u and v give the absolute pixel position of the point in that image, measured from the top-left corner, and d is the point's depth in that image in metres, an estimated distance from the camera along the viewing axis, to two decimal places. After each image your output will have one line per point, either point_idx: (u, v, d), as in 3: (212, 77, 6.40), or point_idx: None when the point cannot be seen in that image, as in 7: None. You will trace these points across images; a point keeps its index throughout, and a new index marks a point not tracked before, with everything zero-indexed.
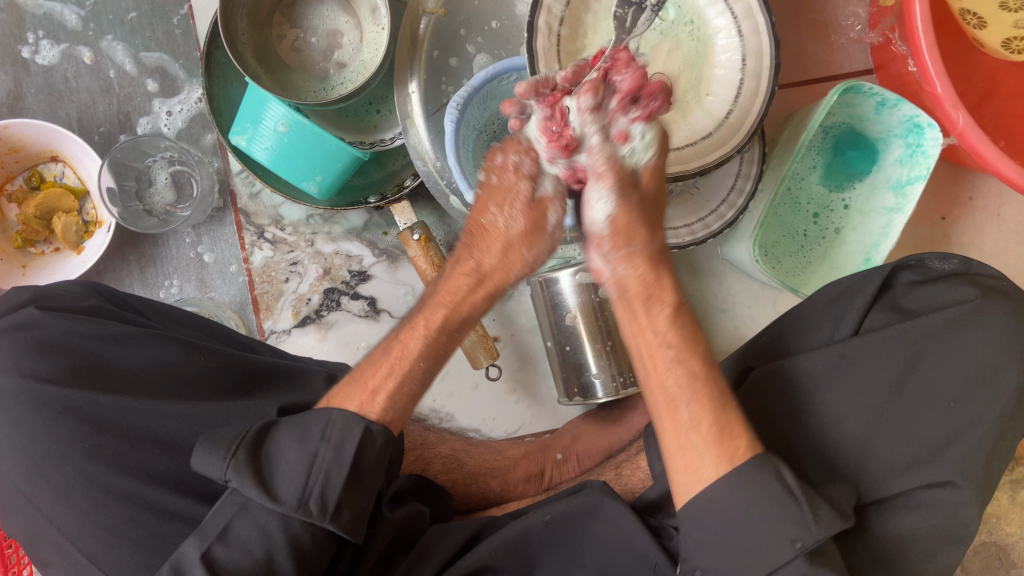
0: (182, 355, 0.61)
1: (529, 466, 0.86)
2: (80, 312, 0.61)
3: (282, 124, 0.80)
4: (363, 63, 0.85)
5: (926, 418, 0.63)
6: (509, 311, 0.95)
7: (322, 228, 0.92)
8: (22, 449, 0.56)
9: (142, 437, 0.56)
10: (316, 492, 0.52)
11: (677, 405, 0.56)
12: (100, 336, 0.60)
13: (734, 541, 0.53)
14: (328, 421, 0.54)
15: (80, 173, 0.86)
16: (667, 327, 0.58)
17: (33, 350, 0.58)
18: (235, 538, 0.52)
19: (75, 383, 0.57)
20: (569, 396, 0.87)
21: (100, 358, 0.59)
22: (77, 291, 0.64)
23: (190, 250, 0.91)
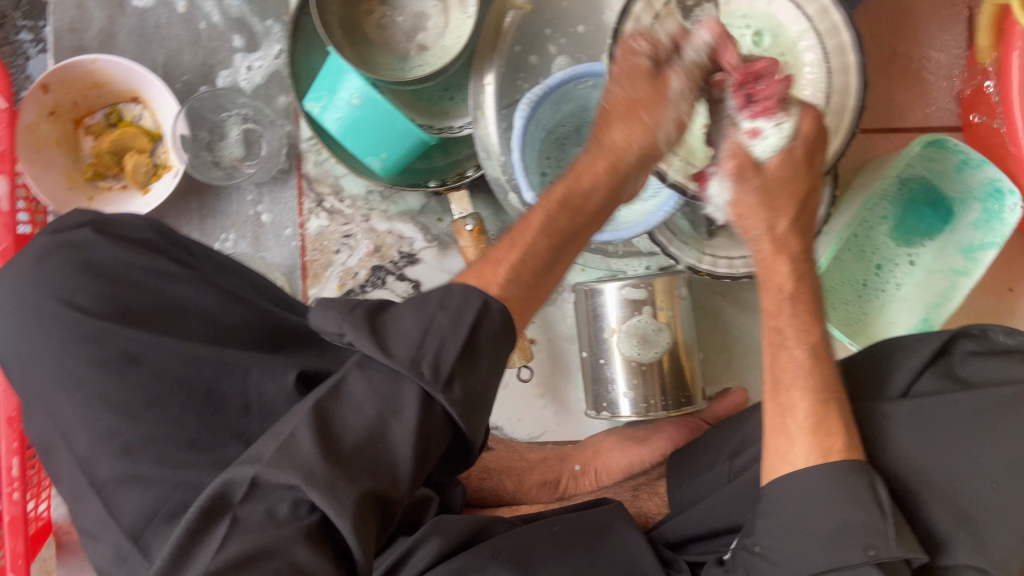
0: (221, 304, 0.62)
1: (544, 472, 0.86)
2: (134, 244, 0.63)
3: (356, 97, 0.80)
4: (444, 49, 0.84)
5: (969, 498, 0.58)
6: (550, 316, 0.94)
7: (379, 205, 0.93)
8: (50, 365, 0.57)
9: (167, 373, 0.57)
10: (429, 355, 0.47)
11: (788, 387, 0.61)
12: (147, 270, 0.61)
13: (804, 529, 0.56)
14: (447, 294, 0.50)
15: (157, 117, 0.88)
16: (793, 310, 0.64)
17: (84, 272, 0.60)
18: (355, 396, 0.48)
19: (111, 314, 0.58)
20: (597, 410, 0.85)
21: (143, 291, 0.60)
22: (137, 222, 0.65)
23: (250, 208, 0.92)
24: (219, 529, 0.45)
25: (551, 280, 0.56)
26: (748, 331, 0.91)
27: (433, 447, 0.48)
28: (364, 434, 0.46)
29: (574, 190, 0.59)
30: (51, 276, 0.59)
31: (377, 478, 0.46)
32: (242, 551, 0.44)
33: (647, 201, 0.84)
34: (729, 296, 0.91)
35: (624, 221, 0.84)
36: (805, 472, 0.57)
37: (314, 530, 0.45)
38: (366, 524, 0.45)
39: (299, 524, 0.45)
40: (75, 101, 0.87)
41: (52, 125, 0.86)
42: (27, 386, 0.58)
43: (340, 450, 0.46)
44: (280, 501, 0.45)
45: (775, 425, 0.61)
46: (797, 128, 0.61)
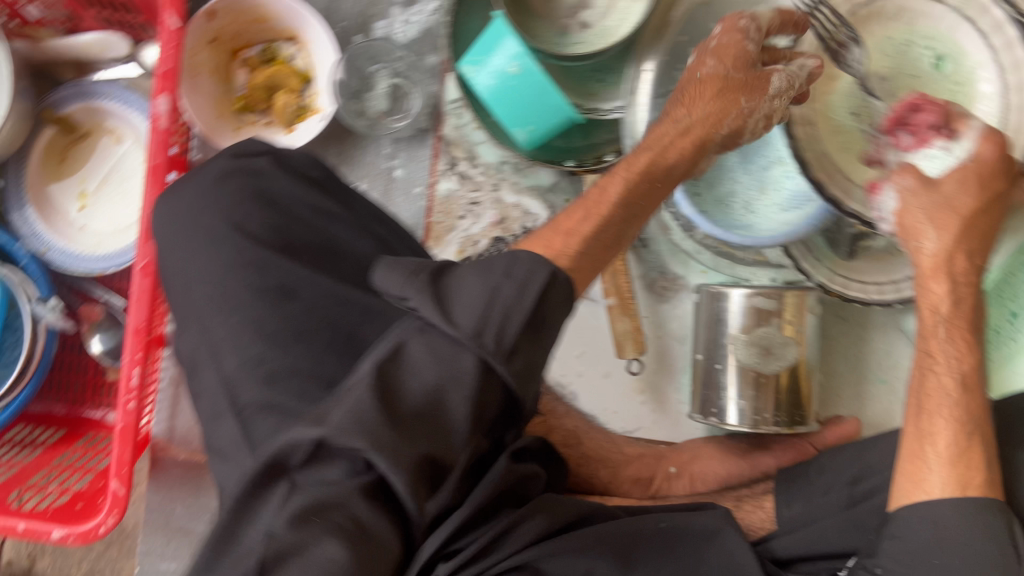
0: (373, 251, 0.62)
1: (640, 469, 0.85)
2: (305, 179, 0.64)
3: (514, 65, 0.81)
4: (607, 29, 0.84)
5: None
6: (662, 313, 0.92)
7: (511, 176, 0.92)
8: (214, 283, 0.59)
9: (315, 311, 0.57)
10: (493, 323, 0.45)
11: (931, 417, 0.62)
12: (315, 208, 0.62)
13: (931, 557, 0.56)
14: (512, 263, 0.48)
15: (312, 60, 0.89)
16: (947, 346, 0.66)
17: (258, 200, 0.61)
18: (414, 362, 0.45)
19: (273, 245, 0.59)
20: (704, 415, 0.84)
21: (305, 227, 0.61)
22: (308, 159, 0.67)
23: (384, 161, 0.93)
24: (277, 492, 0.44)
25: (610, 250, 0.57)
26: (864, 353, 0.91)
27: (487, 412, 0.46)
28: (423, 400, 0.44)
29: (656, 171, 0.62)
30: (226, 198, 0.61)
31: (433, 443, 0.44)
32: (302, 504, 0.43)
33: (789, 211, 0.82)
34: (853, 321, 0.91)
35: (762, 231, 0.83)
36: (939, 502, 0.57)
37: (364, 492, 0.43)
38: (412, 487, 0.43)
39: (356, 483, 0.43)
40: (236, 33, 0.88)
41: (211, 54, 0.87)
42: (186, 300, 0.60)
43: (398, 416, 0.43)
44: (335, 466, 0.44)
45: (912, 449, 0.62)
46: (970, 151, 0.64)
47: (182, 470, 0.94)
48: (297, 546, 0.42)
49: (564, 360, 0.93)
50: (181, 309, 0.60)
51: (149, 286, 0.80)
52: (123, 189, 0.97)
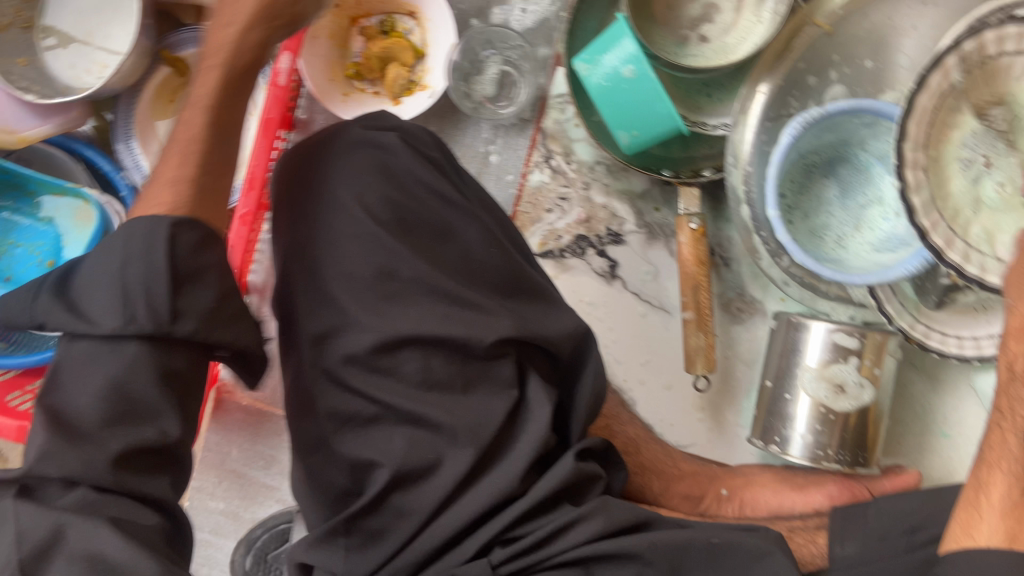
0: (481, 242, 0.63)
1: (692, 486, 0.84)
2: (425, 160, 0.64)
3: (628, 69, 0.81)
4: (726, 46, 0.84)
5: None
6: (733, 335, 0.92)
7: (603, 177, 0.92)
8: (323, 245, 0.60)
9: (423, 291, 0.59)
10: (118, 326, 0.51)
11: (998, 477, 0.57)
12: (430, 188, 0.63)
13: None
14: (148, 227, 0.53)
15: (427, 36, 0.90)
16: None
17: (378, 172, 0.62)
18: (69, 387, 0.51)
19: (384, 222, 0.60)
20: (764, 442, 0.85)
21: (416, 210, 0.62)
22: (426, 138, 0.66)
23: (481, 144, 0.94)
24: (4, 499, 0.47)
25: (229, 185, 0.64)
26: (932, 407, 0.90)
27: (151, 401, 0.51)
28: (96, 411, 0.50)
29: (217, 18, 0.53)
30: (348, 166, 0.62)
31: (138, 438, 0.50)
32: (21, 528, 0.46)
33: (882, 252, 0.82)
34: (925, 371, 0.90)
35: (852, 266, 0.82)
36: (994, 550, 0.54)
37: (109, 503, 0.48)
38: (128, 468, 0.50)
39: (64, 490, 0.48)
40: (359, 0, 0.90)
41: (332, 19, 0.89)
42: (296, 256, 0.61)
43: (85, 427, 0.49)
44: (48, 483, 0.49)
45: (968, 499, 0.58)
46: None
47: (243, 415, 0.97)
48: (37, 558, 0.45)
49: (628, 366, 0.93)
50: (286, 264, 0.62)
51: (245, 237, 0.84)
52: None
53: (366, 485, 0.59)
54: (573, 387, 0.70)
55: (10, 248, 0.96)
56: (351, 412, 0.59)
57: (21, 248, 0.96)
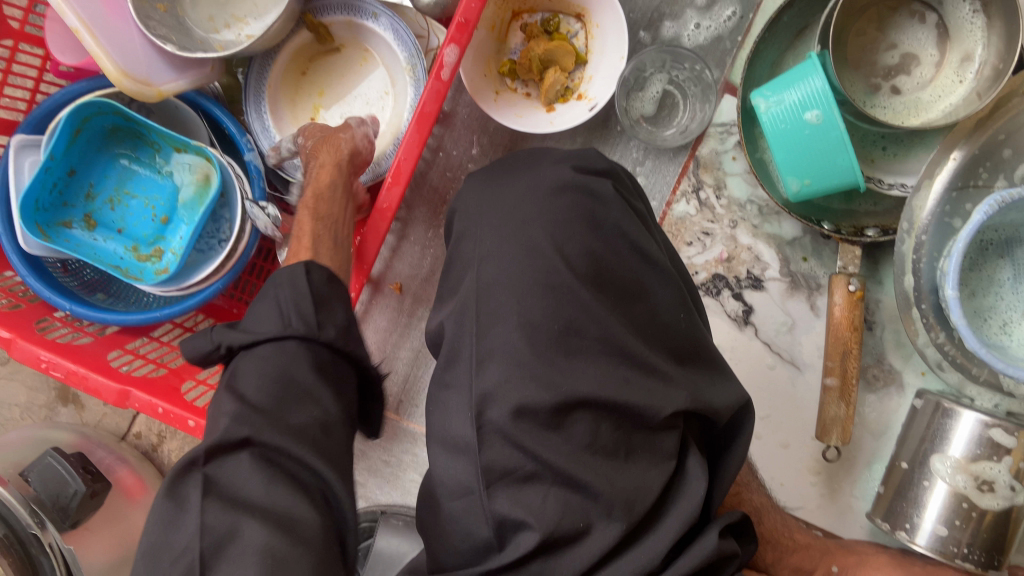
0: (671, 303, 0.59)
1: (804, 560, 0.80)
2: (630, 207, 0.61)
3: (813, 115, 0.75)
4: (918, 102, 0.80)
5: None
6: (864, 403, 0.88)
7: (753, 218, 0.88)
8: (501, 281, 0.56)
9: (609, 352, 0.55)
10: (297, 316, 0.59)
11: None
12: (627, 240, 0.58)
13: None
14: (290, 278, 0.63)
15: (593, 43, 0.86)
16: None
17: (579, 217, 0.58)
18: (245, 375, 0.57)
19: (577, 270, 0.56)
20: (890, 527, 0.80)
21: (607, 261, 0.57)
22: (632, 186, 0.65)
23: (629, 165, 0.89)
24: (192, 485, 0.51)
25: (338, 234, 0.76)
26: None
27: (312, 391, 0.57)
28: (265, 399, 0.55)
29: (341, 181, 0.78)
30: (547, 203, 0.58)
31: (255, 388, 0.55)
32: (208, 520, 0.48)
33: None
34: None
35: (1016, 357, 0.76)
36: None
37: (280, 491, 0.51)
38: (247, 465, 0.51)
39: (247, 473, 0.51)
40: None
41: (496, 11, 0.85)
42: (474, 291, 0.57)
43: (260, 404, 0.55)
44: (230, 472, 0.51)
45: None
46: None
47: None
48: (216, 548, 0.47)
49: None
50: (461, 292, 0.58)
51: (381, 231, 0.79)
52: (365, 114, 0.95)
53: (507, 546, 0.55)
54: (722, 457, 0.65)
55: (125, 198, 0.90)
56: (506, 467, 0.55)
57: (137, 200, 0.90)
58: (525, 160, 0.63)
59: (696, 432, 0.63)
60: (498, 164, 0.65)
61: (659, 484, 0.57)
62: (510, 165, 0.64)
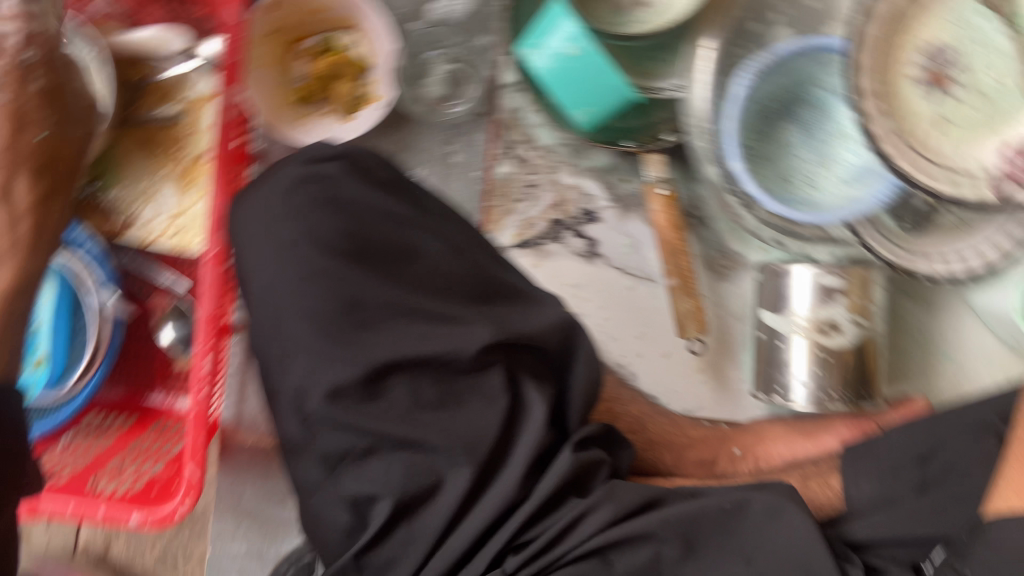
0: (445, 253, 0.65)
1: (703, 451, 0.86)
2: (378, 181, 0.66)
3: (571, 47, 0.79)
4: (667, 7, 0.83)
5: None
6: (722, 293, 0.92)
7: (568, 159, 0.92)
8: (282, 285, 0.61)
9: (396, 313, 0.61)
10: None
11: None
12: (387, 212, 0.65)
13: None
14: None
15: (367, 48, 0.90)
16: None
17: (327, 205, 0.63)
18: None
19: (339, 252, 0.61)
20: (766, 394, 0.85)
21: (371, 235, 0.64)
22: (378, 160, 0.68)
23: (439, 148, 0.92)
24: None
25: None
26: (928, 331, 0.90)
27: None
28: None
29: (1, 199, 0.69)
30: (296, 203, 0.63)
31: None
32: None
33: (853, 185, 0.81)
34: (917, 297, 0.90)
35: (827, 205, 0.82)
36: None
37: None
38: None
39: None
40: (297, 23, 0.89)
41: (269, 46, 0.88)
42: (265, 299, 0.62)
43: None
44: None
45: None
46: None
47: (253, 454, 0.97)
48: None
49: (624, 340, 0.94)
50: (261, 306, 0.62)
51: (221, 276, 0.83)
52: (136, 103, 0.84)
53: (368, 518, 0.59)
54: (566, 378, 0.72)
55: None
56: (342, 448, 0.59)
57: None
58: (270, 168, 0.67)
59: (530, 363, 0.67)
60: (257, 177, 0.68)
61: (495, 422, 0.61)
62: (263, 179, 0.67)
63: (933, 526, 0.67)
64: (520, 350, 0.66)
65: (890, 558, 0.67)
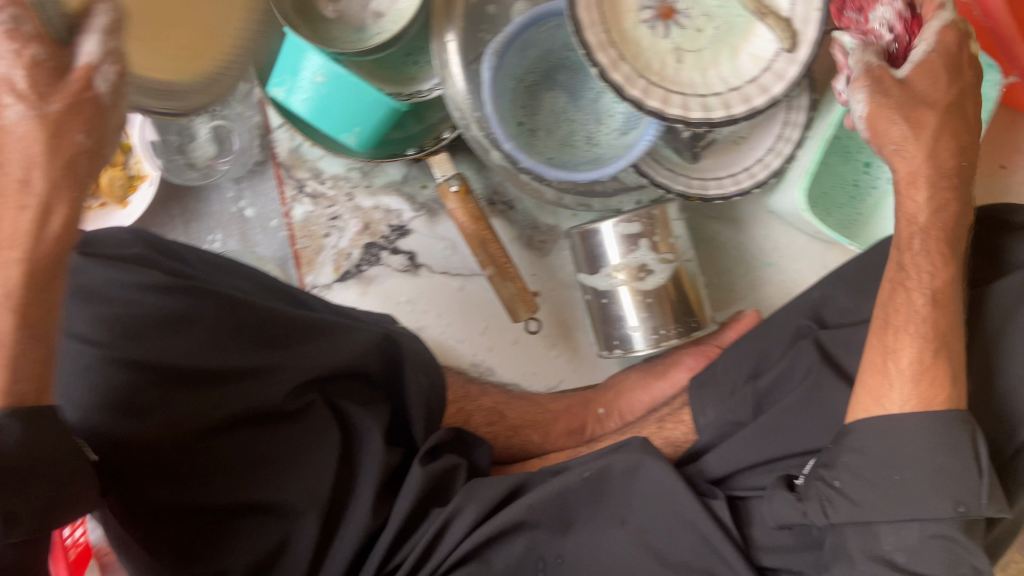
0: (219, 309, 0.63)
1: (570, 420, 0.88)
2: (123, 259, 0.62)
3: (321, 75, 0.77)
4: (401, 13, 0.83)
5: (948, 481, 0.55)
6: (549, 266, 0.94)
7: (361, 182, 0.92)
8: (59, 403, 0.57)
9: (184, 385, 0.59)
10: None
11: (929, 338, 0.59)
12: (139, 286, 0.60)
13: (887, 473, 0.57)
14: None
15: (123, 129, 0.87)
16: (924, 286, 0.60)
17: (80, 297, 0.60)
18: None
19: (105, 340, 0.58)
20: (608, 349, 0.86)
21: (132, 312, 0.59)
22: (125, 237, 0.65)
23: (232, 205, 0.91)
24: None
25: None
26: (743, 245, 0.94)
27: None
28: None
29: None
30: None
31: None
32: None
33: (627, 133, 0.84)
34: (723, 217, 0.94)
35: (608, 159, 0.84)
36: (908, 418, 0.57)
37: None
38: None
39: None
40: None
41: None
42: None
43: None
44: None
45: (874, 363, 0.60)
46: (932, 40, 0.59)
47: None
48: None
49: (470, 340, 0.94)
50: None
51: None
52: None
53: None
54: (397, 393, 0.72)
55: None
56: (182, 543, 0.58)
57: None
58: None
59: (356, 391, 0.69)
60: None
61: (331, 458, 0.64)
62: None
63: (773, 445, 0.67)
64: (336, 381, 0.68)
65: (743, 485, 0.69)
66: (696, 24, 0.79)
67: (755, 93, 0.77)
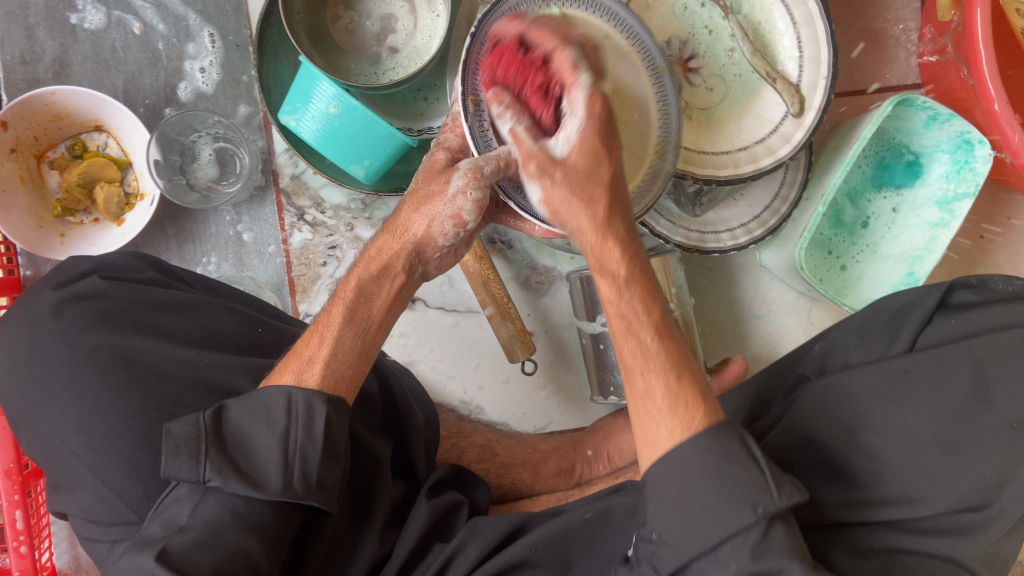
0: (229, 320, 0.67)
1: (559, 461, 0.88)
2: (140, 280, 0.67)
3: (333, 106, 0.76)
4: (416, 50, 0.84)
5: (725, 495, 0.47)
6: (544, 307, 0.95)
7: (361, 213, 0.90)
8: (90, 418, 0.59)
9: (191, 390, 0.60)
10: None
11: (660, 370, 0.53)
12: (158, 302, 0.65)
13: (691, 503, 0.48)
14: None
15: (124, 145, 0.87)
16: (657, 340, 0.54)
17: (98, 314, 0.62)
18: None
19: (116, 339, 0.61)
20: (605, 395, 0.87)
21: (154, 321, 0.63)
22: (133, 263, 0.70)
23: (229, 228, 0.90)
24: None
25: None
26: (733, 296, 0.96)
27: None
28: None
29: None
30: (65, 325, 0.62)
31: None
32: None
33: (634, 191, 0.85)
34: (717, 270, 0.95)
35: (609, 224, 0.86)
36: (675, 452, 0.49)
37: None
38: None
39: None
40: (35, 136, 0.84)
41: (15, 164, 0.83)
42: (51, 452, 0.61)
43: None
44: None
45: (635, 411, 0.53)
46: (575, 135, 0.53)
47: None
48: None
49: (461, 376, 0.94)
50: (53, 459, 0.61)
51: (7, 426, 0.78)
52: None
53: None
54: (396, 425, 0.74)
55: None
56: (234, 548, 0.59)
57: None
58: (21, 299, 0.66)
59: (365, 420, 0.70)
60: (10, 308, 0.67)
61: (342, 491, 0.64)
62: (12, 312, 0.66)
63: None
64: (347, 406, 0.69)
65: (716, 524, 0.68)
66: (710, 82, 0.82)
67: (761, 154, 0.78)
